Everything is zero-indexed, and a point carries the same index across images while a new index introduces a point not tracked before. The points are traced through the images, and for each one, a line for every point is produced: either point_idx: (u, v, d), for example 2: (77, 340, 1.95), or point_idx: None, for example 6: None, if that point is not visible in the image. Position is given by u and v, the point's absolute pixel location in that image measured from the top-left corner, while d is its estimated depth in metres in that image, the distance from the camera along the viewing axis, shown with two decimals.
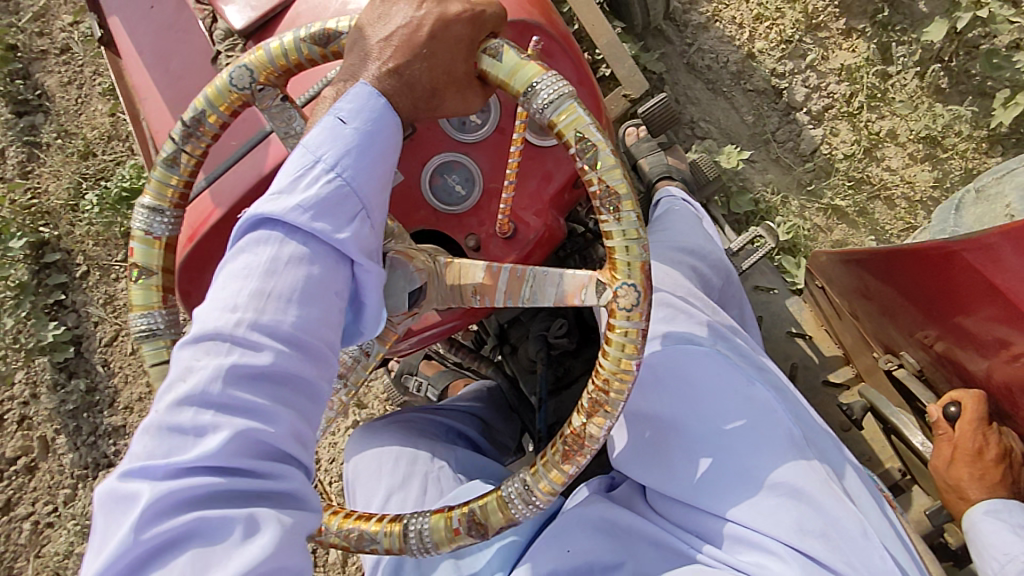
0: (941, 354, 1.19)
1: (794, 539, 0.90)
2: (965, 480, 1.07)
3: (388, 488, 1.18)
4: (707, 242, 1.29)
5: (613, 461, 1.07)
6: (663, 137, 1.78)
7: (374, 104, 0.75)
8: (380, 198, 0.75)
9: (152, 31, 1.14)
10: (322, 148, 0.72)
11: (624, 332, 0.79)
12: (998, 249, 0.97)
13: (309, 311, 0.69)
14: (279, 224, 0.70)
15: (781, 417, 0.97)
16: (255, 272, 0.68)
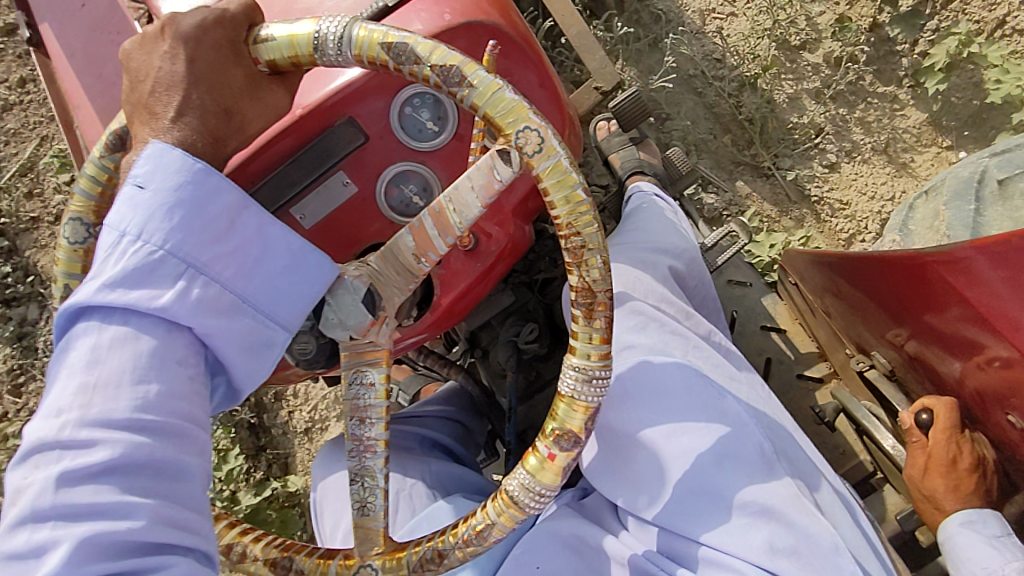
0: (914, 355, 1.16)
1: (764, 558, 0.88)
2: (939, 492, 1.05)
3: (368, 512, 1.13)
4: (678, 239, 1.26)
5: (584, 471, 1.05)
6: (633, 131, 1.73)
7: (170, 157, 0.68)
8: (218, 249, 0.68)
9: (82, 32, 1.07)
10: (126, 219, 0.66)
11: (552, 171, 0.69)
12: (973, 262, 0.94)
13: (149, 388, 0.65)
14: (94, 311, 0.65)
15: (751, 429, 0.96)
16: (77, 368, 0.64)
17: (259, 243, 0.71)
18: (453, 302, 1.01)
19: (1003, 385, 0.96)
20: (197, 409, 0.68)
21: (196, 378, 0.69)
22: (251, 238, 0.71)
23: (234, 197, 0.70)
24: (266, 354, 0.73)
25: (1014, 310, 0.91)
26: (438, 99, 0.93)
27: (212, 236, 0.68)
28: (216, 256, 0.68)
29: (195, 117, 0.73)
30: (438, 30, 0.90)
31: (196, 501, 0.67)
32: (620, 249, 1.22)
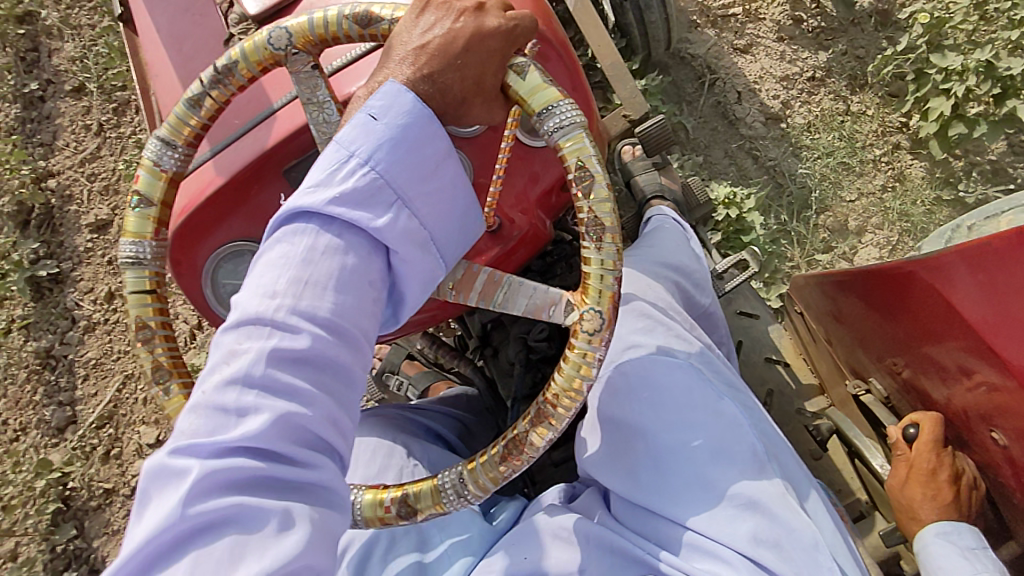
0: (907, 382, 1.21)
1: (747, 547, 0.92)
2: (917, 499, 1.08)
3: (364, 476, 1.21)
4: (691, 261, 1.34)
5: (579, 461, 1.10)
6: (657, 157, 1.83)
7: (404, 99, 0.77)
8: (420, 189, 0.77)
9: (169, 11, 1.19)
10: (356, 142, 0.75)
11: (583, 352, 0.83)
12: (952, 271, 1.00)
13: (346, 297, 0.72)
14: (314, 216, 0.73)
15: (746, 430, 1.00)
16: (293, 261, 0.72)
17: (450, 191, 0.80)
18: None
19: (987, 405, 1.01)
20: (370, 327, 0.76)
21: (376, 298, 0.76)
22: (443, 182, 0.79)
23: (444, 145, 0.79)
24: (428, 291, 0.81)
25: (992, 321, 0.97)
26: None
27: (421, 174, 0.77)
28: (422, 193, 0.77)
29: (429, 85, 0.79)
30: None
31: (354, 411, 0.74)
32: (631, 259, 1.30)
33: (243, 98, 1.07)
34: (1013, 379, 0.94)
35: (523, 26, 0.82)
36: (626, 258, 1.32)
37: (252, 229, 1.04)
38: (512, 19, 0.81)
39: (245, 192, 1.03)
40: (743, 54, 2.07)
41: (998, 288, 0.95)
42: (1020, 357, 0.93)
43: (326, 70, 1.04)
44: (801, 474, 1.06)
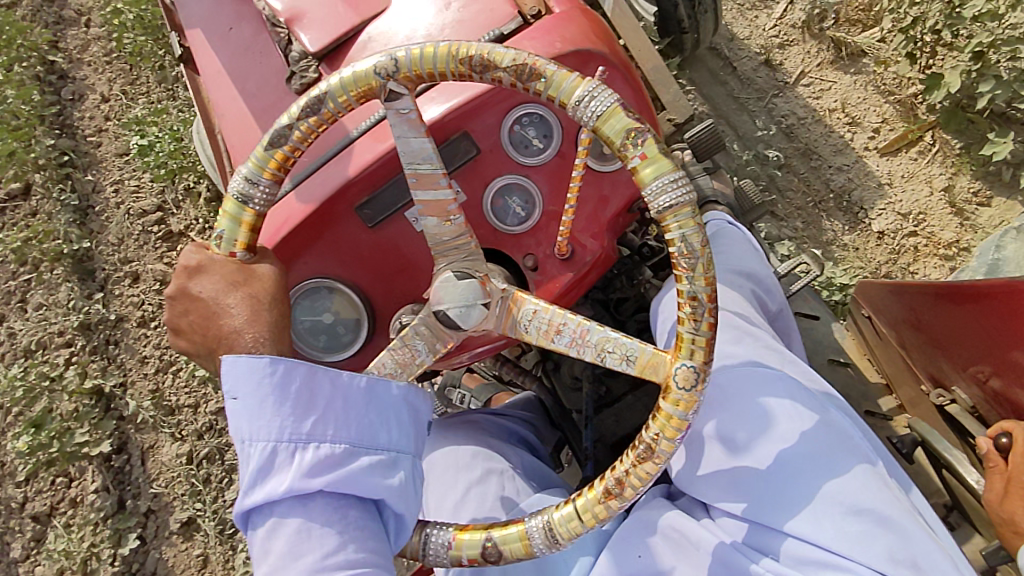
0: (995, 392, 1.18)
1: (881, 564, 0.82)
2: (1018, 513, 1.01)
3: (467, 483, 1.15)
4: (760, 266, 1.26)
5: (674, 479, 0.99)
6: (707, 161, 1.81)
7: (242, 365, 0.79)
8: (315, 417, 0.79)
9: (227, 51, 1.20)
10: (237, 432, 0.80)
11: (508, 59, 0.77)
12: None
13: (306, 560, 0.78)
14: (252, 515, 0.80)
15: (857, 439, 0.91)
16: (258, 557, 0.80)
17: (339, 399, 0.81)
18: None
19: None
20: (364, 550, 0.80)
21: (347, 527, 0.79)
22: (330, 394, 0.81)
23: (305, 369, 0.80)
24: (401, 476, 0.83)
25: None
26: (544, 118, 1.02)
27: (305, 414, 0.79)
28: (308, 425, 0.79)
29: (238, 302, 0.83)
30: (550, 56, 1.00)
31: None
32: None
33: (326, 134, 1.05)
34: None
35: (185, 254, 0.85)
36: None
37: (325, 263, 1.04)
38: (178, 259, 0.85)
39: (319, 229, 1.02)
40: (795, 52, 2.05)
41: None
42: None
43: (389, 104, 1.02)
44: (905, 484, 0.98)
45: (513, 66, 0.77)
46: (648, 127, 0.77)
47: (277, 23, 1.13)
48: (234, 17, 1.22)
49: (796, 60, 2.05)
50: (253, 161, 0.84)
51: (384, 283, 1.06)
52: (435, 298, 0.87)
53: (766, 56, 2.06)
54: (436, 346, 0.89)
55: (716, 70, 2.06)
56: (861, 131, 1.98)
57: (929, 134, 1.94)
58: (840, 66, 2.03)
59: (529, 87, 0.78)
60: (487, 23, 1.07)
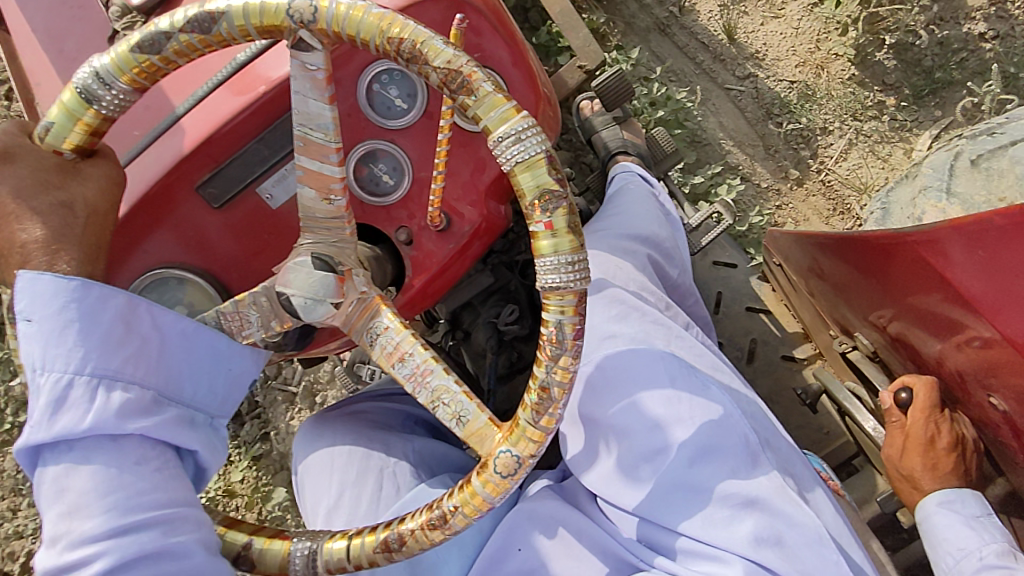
0: (896, 336, 1.11)
1: (746, 549, 0.87)
2: (917, 470, 1.03)
3: (341, 486, 1.13)
4: (659, 224, 1.23)
5: (567, 461, 1.03)
6: (617, 110, 1.71)
7: (44, 284, 0.70)
8: (125, 353, 0.72)
9: (44, 4, 1.04)
10: (31, 359, 0.70)
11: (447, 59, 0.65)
12: (947, 243, 0.91)
13: (112, 499, 0.69)
14: (46, 455, 0.70)
15: (736, 419, 0.93)
16: (53, 501, 0.70)
17: (158, 344, 0.75)
18: (427, 284, 0.99)
19: (982, 363, 0.93)
20: (177, 491, 0.73)
21: (163, 470, 0.73)
22: (150, 335, 0.75)
23: (122, 300, 0.73)
24: (200, 428, 0.77)
25: (991, 292, 0.88)
26: (407, 76, 0.91)
27: (115, 345, 0.71)
28: (124, 361, 0.72)
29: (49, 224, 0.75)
30: (405, 6, 0.88)
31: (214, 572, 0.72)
32: (595, 233, 1.20)
33: (143, 102, 0.95)
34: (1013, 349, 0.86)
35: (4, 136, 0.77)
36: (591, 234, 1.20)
37: (166, 248, 0.92)
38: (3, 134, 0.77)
39: (162, 206, 0.91)
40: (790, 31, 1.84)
41: (999, 260, 0.86)
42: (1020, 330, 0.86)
43: (231, 63, 0.92)
44: (794, 454, 1.00)
45: (444, 71, 0.64)
46: (583, 271, 0.67)
47: None
48: None
49: (790, 41, 1.84)
50: (114, 60, 0.68)
51: (245, 259, 0.95)
52: (284, 280, 0.75)
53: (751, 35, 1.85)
54: (270, 323, 0.77)
55: (762, 133, 1.84)
56: (851, 124, 1.82)
57: (924, 134, 1.79)
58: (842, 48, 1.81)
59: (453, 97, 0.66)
60: None
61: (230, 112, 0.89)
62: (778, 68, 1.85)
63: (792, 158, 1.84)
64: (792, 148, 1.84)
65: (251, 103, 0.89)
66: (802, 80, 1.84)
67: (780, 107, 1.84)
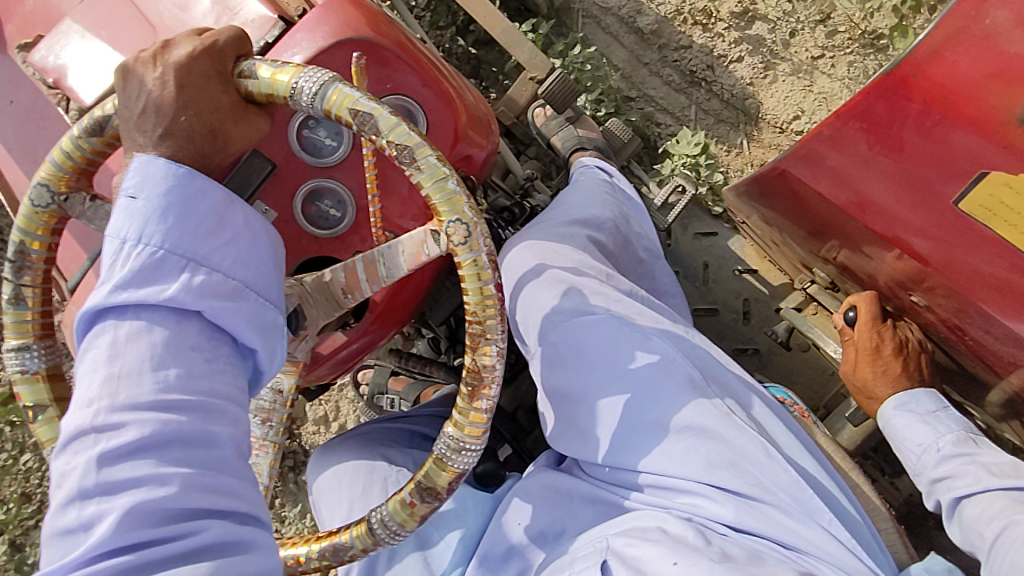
0: (843, 264, 1.16)
1: (704, 476, 0.92)
2: (870, 379, 1.11)
3: (350, 497, 1.21)
4: (600, 210, 1.28)
5: (546, 436, 1.09)
6: (569, 111, 1.80)
7: (158, 167, 0.75)
8: (213, 241, 0.75)
9: (13, 124, 1.19)
10: (124, 225, 0.73)
11: (449, 198, 0.78)
12: (815, 158, 1.03)
13: (168, 373, 0.71)
14: (107, 311, 0.72)
15: (679, 361, 0.98)
16: (100, 363, 0.71)
17: (246, 236, 0.78)
18: (390, 300, 1.09)
19: (902, 267, 0.99)
20: (220, 384, 0.74)
21: (214, 357, 0.74)
22: (241, 228, 0.78)
23: (222, 196, 0.77)
24: (269, 334, 0.79)
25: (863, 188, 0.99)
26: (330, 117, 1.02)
27: (205, 230, 0.75)
28: (212, 248, 0.75)
29: (181, 138, 0.79)
30: (316, 55, 0.99)
31: (232, 469, 0.73)
32: (535, 227, 1.22)
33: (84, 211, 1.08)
34: (889, 237, 0.98)
35: (224, 41, 0.82)
36: (530, 229, 1.23)
37: None
38: (209, 38, 0.81)
39: None
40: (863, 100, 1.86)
41: (852, 157, 0.98)
42: (891, 225, 0.97)
43: None
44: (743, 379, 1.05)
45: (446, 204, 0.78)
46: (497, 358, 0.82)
47: (49, 85, 1.11)
48: (11, 88, 1.21)
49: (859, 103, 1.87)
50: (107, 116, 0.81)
51: None
52: None
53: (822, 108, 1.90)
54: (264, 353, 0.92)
55: None
56: None
57: None
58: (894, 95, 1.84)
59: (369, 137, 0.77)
60: (251, 29, 1.06)
61: None
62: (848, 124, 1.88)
63: None
64: None
65: None
66: None
67: None
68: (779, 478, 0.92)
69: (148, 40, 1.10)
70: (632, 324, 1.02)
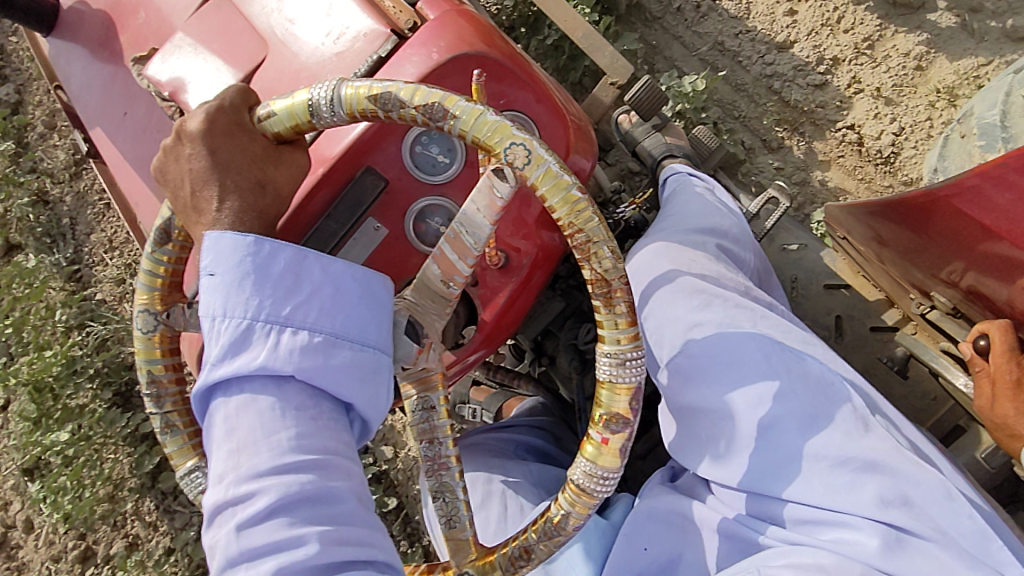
0: (970, 290, 1.08)
1: (874, 510, 0.87)
2: (1011, 417, 0.99)
3: (469, 511, 1.19)
4: (727, 218, 1.22)
5: (667, 448, 1.07)
6: (654, 118, 1.74)
7: (225, 242, 0.73)
8: (296, 299, 0.72)
9: (130, 136, 1.23)
10: (212, 304, 0.72)
11: (497, 127, 0.73)
12: (981, 189, 0.92)
13: (281, 436, 0.69)
14: (217, 388, 0.72)
15: (838, 385, 0.94)
16: (220, 438, 0.71)
17: (328, 286, 0.74)
18: (498, 319, 1.06)
19: None
20: (332, 439, 0.72)
21: (322, 412, 0.72)
22: (319, 279, 0.74)
23: (291, 250, 0.74)
24: (376, 378, 0.75)
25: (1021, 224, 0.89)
26: (443, 134, 1.00)
27: (280, 294, 0.72)
28: (294, 307, 0.72)
29: (235, 199, 0.77)
30: (429, 70, 0.97)
31: (362, 518, 0.71)
32: (660, 233, 1.17)
33: None
34: None
35: (233, 98, 0.82)
36: (653, 235, 1.19)
37: None
38: (219, 102, 0.82)
39: None
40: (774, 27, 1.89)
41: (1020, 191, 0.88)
42: None
43: None
44: (895, 418, 1.01)
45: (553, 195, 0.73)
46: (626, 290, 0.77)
47: (165, 99, 1.11)
48: (126, 100, 1.24)
49: (776, 22, 1.90)
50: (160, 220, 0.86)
51: None
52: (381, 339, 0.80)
53: (746, 34, 1.91)
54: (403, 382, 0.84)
55: (757, 96, 1.89)
56: (803, 47, 1.87)
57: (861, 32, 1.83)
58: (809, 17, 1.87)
59: (396, 116, 0.76)
60: (362, 43, 1.06)
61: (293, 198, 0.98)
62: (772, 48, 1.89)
63: (775, 108, 1.88)
64: (775, 99, 1.89)
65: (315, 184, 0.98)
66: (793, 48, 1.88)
67: (767, 82, 1.89)
68: (961, 523, 0.87)
69: (260, 55, 1.10)
70: (783, 343, 0.96)
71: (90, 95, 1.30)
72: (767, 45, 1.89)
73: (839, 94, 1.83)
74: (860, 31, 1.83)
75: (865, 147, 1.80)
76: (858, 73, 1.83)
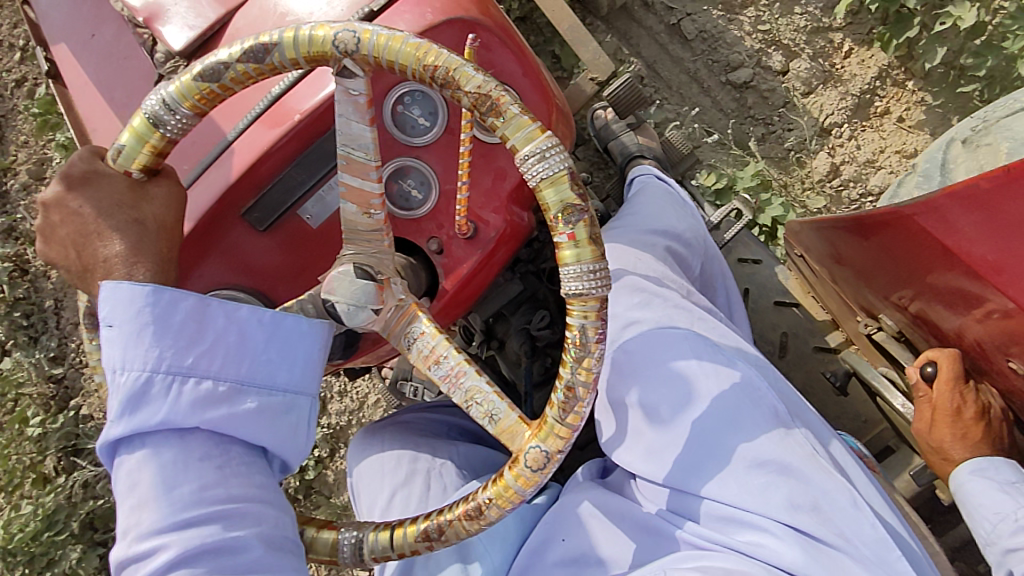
0: (917, 315, 1.13)
1: (784, 515, 0.89)
2: (947, 441, 1.08)
3: (392, 487, 1.12)
4: (680, 222, 1.25)
5: (603, 444, 1.07)
6: (631, 117, 1.72)
7: (122, 293, 0.74)
8: (198, 349, 0.75)
9: (94, 59, 1.17)
10: (111, 358, 0.74)
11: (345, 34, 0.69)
12: (946, 210, 0.94)
13: (183, 488, 0.73)
14: (120, 446, 0.74)
15: (765, 393, 0.96)
16: (124, 493, 0.74)
17: (232, 335, 0.76)
18: (461, 287, 1.05)
19: (1002, 333, 0.96)
20: (236, 487, 0.74)
21: (227, 460, 0.75)
22: (224, 328, 0.76)
23: (193, 300, 0.75)
24: (286, 423, 0.78)
25: (993, 255, 0.91)
26: (426, 94, 0.99)
27: (180, 343, 0.74)
28: (195, 357, 0.74)
29: (122, 241, 0.80)
30: (422, 30, 0.96)
31: (267, 561, 0.74)
32: (614, 234, 1.23)
33: (194, 133, 1.03)
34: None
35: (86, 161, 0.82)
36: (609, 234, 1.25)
37: (218, 274, 1.00)
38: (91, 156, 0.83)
39: (211, 235, 0.99)
40: (770, 55, 1.86)
41: (998, 220, 0.88)
42: None
43: (267, 95, 0.98)
44: (819, 428, 1.02)
45: (474, 95, 0.68)
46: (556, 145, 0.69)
47: (139, 25, 1.07)
48: (95, 22, 1.19)
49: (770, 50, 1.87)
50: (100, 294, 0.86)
51: (295, 272, 1.02)
52: (328, 287, 0.79)
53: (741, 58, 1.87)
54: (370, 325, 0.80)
55: (741, 122, 1.87)
56: (795, 80, 1.86)
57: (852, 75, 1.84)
58: (806, 51, 1.85)
59: (268, 65, 0.71)
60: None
61: (272, 138, 0.96)
62: (765, 76, 1.87)
63: (756, 136, 1.87)
64: (758, 127, 1.88)
65: (289, 129, 0.96)
66: (785, 79, 1.86)
67: (752, 109, 1.87)
68: (866, 533, 0.88)
69: None
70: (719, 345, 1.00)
71: (56, 12, 1.23)
72: (760, 71, 1.87)
73: (821, 134, 1.85)
74: (853, 73, 1.84)
75: (836, 189, 1.84)
76: (840, 114, 1.85)
